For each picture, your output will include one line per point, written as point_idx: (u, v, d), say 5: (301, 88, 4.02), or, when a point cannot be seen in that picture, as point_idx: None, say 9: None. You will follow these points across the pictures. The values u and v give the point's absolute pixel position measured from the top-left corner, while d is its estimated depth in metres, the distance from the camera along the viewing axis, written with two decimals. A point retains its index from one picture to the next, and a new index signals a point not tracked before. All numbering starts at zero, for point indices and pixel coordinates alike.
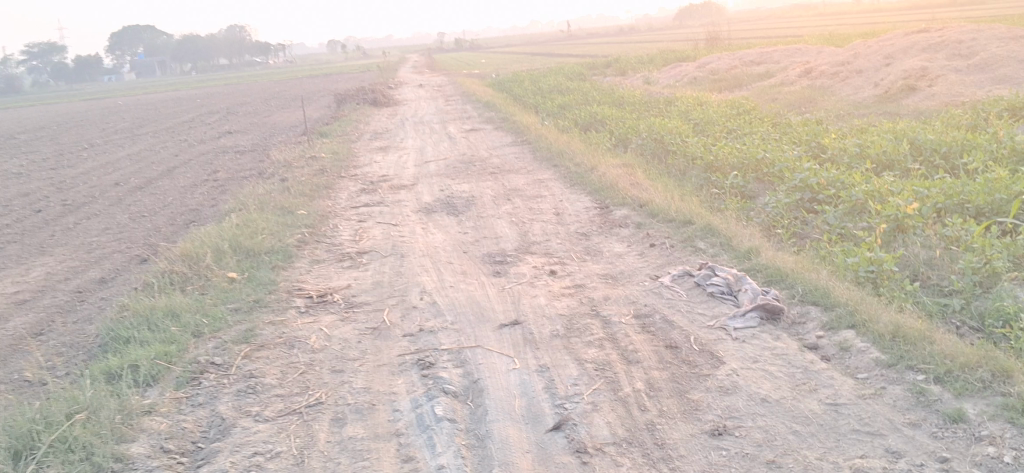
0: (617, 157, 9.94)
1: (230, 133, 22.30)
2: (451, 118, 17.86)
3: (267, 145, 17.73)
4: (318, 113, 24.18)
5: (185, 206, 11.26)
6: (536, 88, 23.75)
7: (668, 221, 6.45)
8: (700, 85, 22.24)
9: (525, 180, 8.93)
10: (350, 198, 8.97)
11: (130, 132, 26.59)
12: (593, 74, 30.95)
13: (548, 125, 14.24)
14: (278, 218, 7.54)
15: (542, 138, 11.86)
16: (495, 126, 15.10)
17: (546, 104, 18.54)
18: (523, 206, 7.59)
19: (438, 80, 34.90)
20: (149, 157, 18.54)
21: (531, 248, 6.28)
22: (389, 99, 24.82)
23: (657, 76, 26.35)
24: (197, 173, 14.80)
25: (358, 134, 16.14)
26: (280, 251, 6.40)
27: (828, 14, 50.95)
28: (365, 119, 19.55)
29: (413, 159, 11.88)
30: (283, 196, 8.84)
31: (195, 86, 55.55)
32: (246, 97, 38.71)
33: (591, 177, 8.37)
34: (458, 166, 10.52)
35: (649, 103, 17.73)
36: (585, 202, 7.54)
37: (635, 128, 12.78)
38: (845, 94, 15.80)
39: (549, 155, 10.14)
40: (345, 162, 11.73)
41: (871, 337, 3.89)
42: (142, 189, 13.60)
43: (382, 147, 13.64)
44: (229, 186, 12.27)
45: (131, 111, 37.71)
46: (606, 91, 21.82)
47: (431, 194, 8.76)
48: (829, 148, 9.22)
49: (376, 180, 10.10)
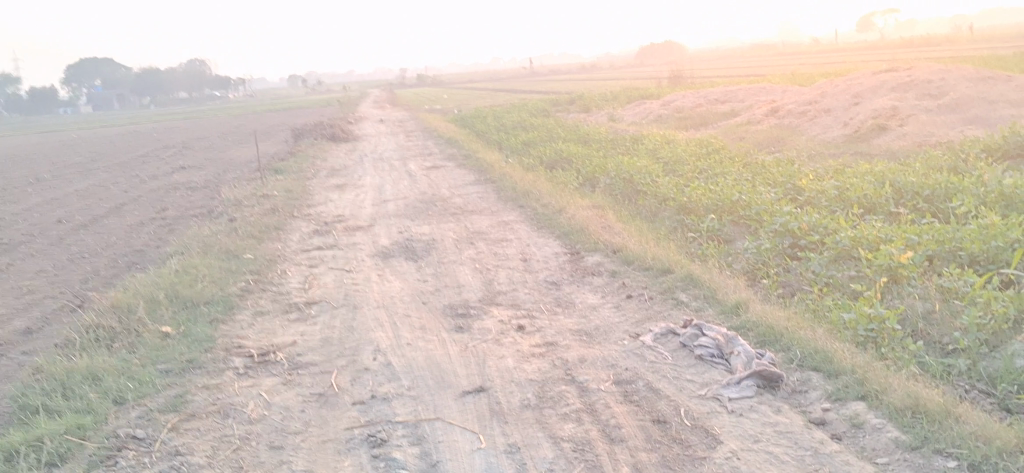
0: (586, 197, 9.49)
1: (184, 169, 21.59)
2: (412, 155, 17.36)
3: (220, 181, 17.09)
4: (275, 148, 23.56)
5: (128, 246, 10.61)
6: (499, 125, 23.35)
7: (645, 270, 5.97)
8: (665, 123, 21.97)
9: (490, 221, 8.44)
10: (303, 241, 8.41)
11: (80, 167, 25.75)
12: (557, 110, 30.66)
13: (512, 162, 13.80)
14: (223, 263, 6.96)
15: (506, 176, 11.40)
16: (458, 163, 14.63)
17: (510, 141, 18.14)
18: (487, 251, 7.09)
19: (399, 115, 34.43)
20: (97, 193, 17.81)
21: (496, 299, 5.76)
22: (349, 134, 24.29)
23: (621, 113, 26.11)
24: (144, 211, 14.13)
25: (316, 170, 15.58)
26: (221, 302, 5.80)
27: (788, 54, 51.40)
28: (323, 155, 18.99)
29: (371, 197, 11.35)
30: (231, 239, 8.26)
31: (152, 119, 54.64)
32: (203, 131, 37.94)
33: (560, 219, 7.89)
34: (419, 206, 10.01)
35: (615, 140, 17.39)
36: (554, 247, 7.05)
37: (603, 166, 12.38)
38: (814, 133, 15.55)
39: (514, 195, 9.67)
40: (299, 201, 11.17)
41: (887, 412, 3.41)
42: (84, 228, 12.91)
43: (339, 185, 13.09)
44: (175, 225, 11.64)
45: (84, 144, 36.81)
46: (570, 128, 21.49)
47: (389, 237, 8.23)
48: (807, 191, 8.83)
49: (331, 221, 9.56)
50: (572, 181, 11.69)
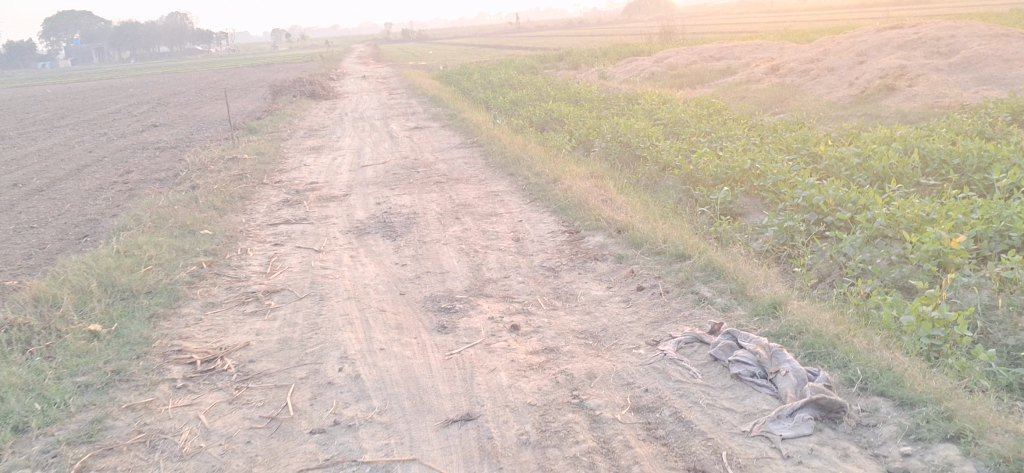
0: (584, 165, 8.69)
1: (156, 127, 20.67)
2: (394, 114, 16.48)
3: (191, 142, 16.21)
4: (252, 105, 22.61)
5: (83, 215, 9.78)
6: (486, 82, 22.42)
7: (656, 254, 5.19)
8: (659, 82, 21.08)
9: (477, 192, 7.63)
10: (270, 213, 7.59)
11: (49, 124, 24.78)
12: (545, 67, 29.66)
13: (500, 124, 12.95)
14: (174, 242, 6.15)
15: (494, 140, 10.57)
16: (443, 125, 13.76)
17: (497, 100, 17.27)
18: (474, 228, 6.28)
19: (383, 72, 33.38)
20: (61, 153, 16.92)
21: (486, 289, 4.97)
22: (330, 92, 23.34)
23: (612, 71, 25.18)
24: (108, 173, 13.27)
25: (292, 131, 14.70)
26: (166, 293, 5.02)
27: (780, 10, 50.23)
28: (301, 114, 18.08)
29: (349, 162, 10.52)
30: (189, 211, 7.44)
31: (128, 74, 53.30)
32: (180, 87, 36.85)
33: (555, 191, 7.10)
34: (399, 173, 9.20)
35: (611, 99, 16.54)
36: (549, 223, 6.26)
37: (599, 128, 11.57)
38: (817, 93, 14.69)
39: (503, 161, 8.84)
40: (270, 166, 10.32)
41: (989, 462, 2.64)
42: (41, 192, 12.05)
43: (315, 147, 12.22)
44: (137, 191, 10.80)
45: (55, 100, 35.68)
46: (560, 85, 20.59)
47: (365, 209, 7.42)
48: (825, 157, 8.02)
49: (302, 189, 8.73)
50: (566, 144, 10.87)
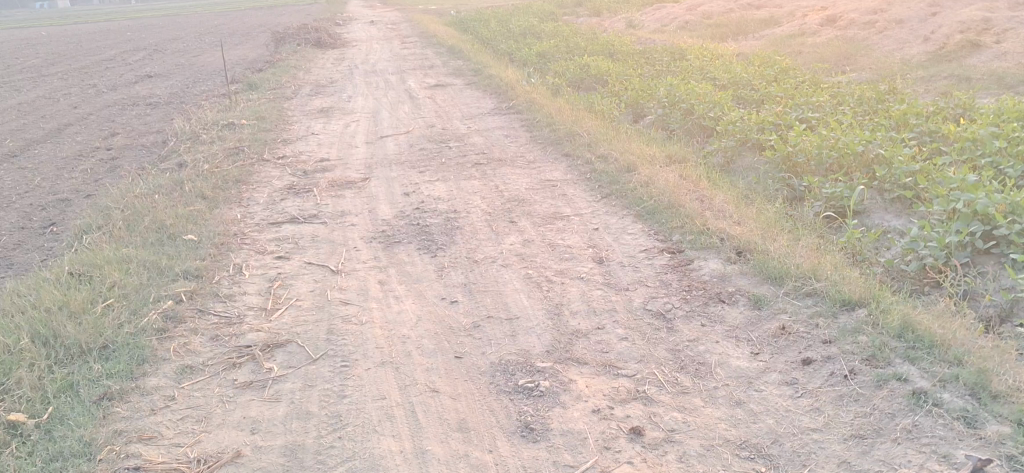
0: (653, 143, 7.27)
1: (150, 78, 19.19)
2: (411, 68, 14.90)
3: (185, 97, 14.71)
4: (254, 54, 21.03)
5: (54, 193, 8.37)
6: (506, 30, 20.74)
7: (808, 298, 3.74)
8: (695, 33, 19.37)
9: (529, 181, 6.17)
10: (272, 205, 6.14)
11: (38, 72, 23.28)
12: (565, 13, 27.87)
13: (534, 83, 11.41)
14: (147, 258, 4.72)
15: (534, 106, 9.06)
16: (468, 82, 12.21)
17: (523, 53, 15.70)
18: (537, 241, 4.83)
19: (391, 17, 31.60)
20: (43, 108, 15.45)
21: (576, 350, 3.53)
22: (338, 40, 21.71)
23: (640, 19, 23.39)
24: (90, 136, 11.82)
25: (297, 87, 13.19)
26: (126, 352, 3.58)
27: None
28: (308, 65, 16.53)
29: (365, 129, 9.03)
30: (172, 205, 5.99)
31: (126, 16, 51.54)
32: (180, 31, 35.16)
33: (631, 183, 5.63)
34: (427, 148, 7.72)
35: (650, 52, 14.96)
36: (636, 235, 4.80)
37: (655, 91, 10.10)
38: (886, 48, 13.06)
39: (554, 137, 7.36)
40: (273, 134, 8.86)
41: None
42: (11, 160, 10.62)
43: (323, 109, 10.72)
44: (120, 164, 9.37)
45: (48, 45, 34.10)
46: (587, 35, 18.94)
47: (392, 203, 5.96)
48: (954, 138, 6.45)
49: (311, 168, 7.28)
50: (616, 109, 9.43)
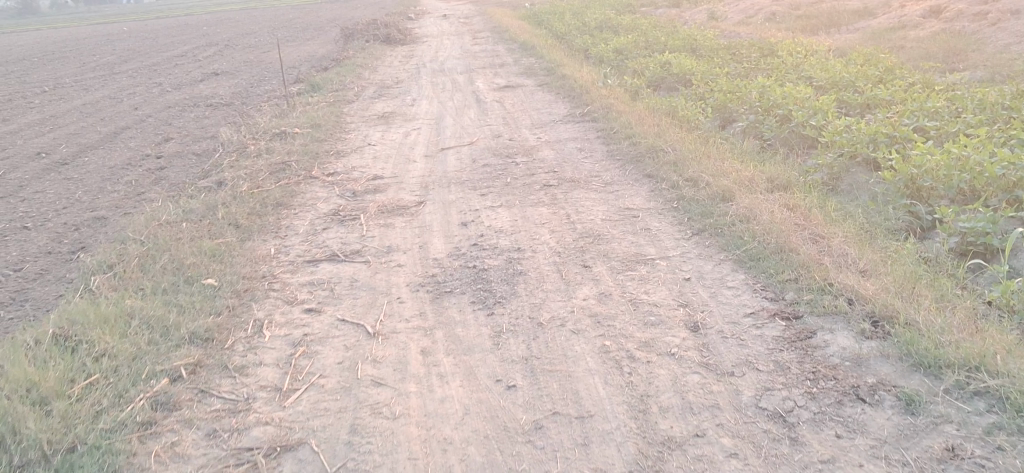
0: (747, 161, 6.35)
1: (217, 76, 18.78)
2: (481, 67, 14.12)
3: (247, 98, 14.14)
4: (322, 51, 20.48)
5: (92, 211, 7.78)
6: (581, 24, 19.82)
7: (979, 400, 2.81)
8: (784, 26, 18.20)
9: (605, 211, 5.30)
10: (312, 237, 5.38)
11: (110, 69, 23.12)
12: (642, 5, 26.86)
13: (611, 84, 10.49)
14: (151, 313, 4.00)
15: (612, 112, 8.17)
16: (540, 84, 11.34)
17: (600, 49, 14.79)
18: (616, 295, 3.96)
19: (465, 10, 30.94)
20: (106, 109, 15.09)
21: (668, 469, 2.68)
22: (408, 35, 21.03)
23: (723, 10, 22.24)
24: (143, 142, 11.29)
25: (360, 88, 12.49)
26: (93, 460, 2.85)
27: None
28: (374, 63, 15.88)
29: (426, 139, 8.25)
30: (198, 238, 5.28)
31: (205, 10, 51.89)
32: (255, 26, 34.99)
33: (728, 217, 4.73)
34: (492, 163, 6.90)
35: (737, 47, 13.92)
36: (739, 290, 3.90)
37: (746, 96, 9.15)
38: (1002, 40, 11.82)
39: (635, 154, 6.47)
40: (326, 145, 8.14)
41: None
42: (59, 169, 10.12)
43: (384, 114, 10.00)
44: (167, 177, 8.76)
45: (125, 40, 34.26)
46: (668, 28, 17.94)
47: (446, 236, 5.15)
48: None
49: (361, 188, 6.51)
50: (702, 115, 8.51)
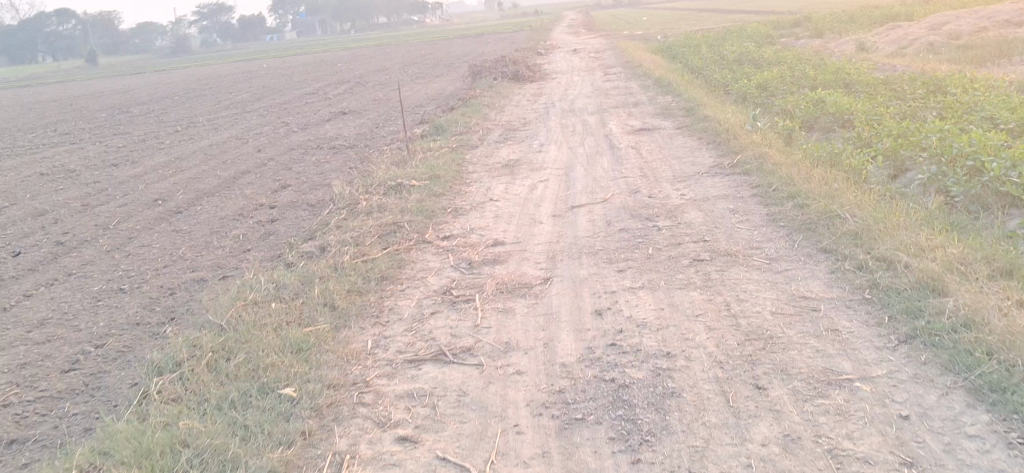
0: (945, 231, 5.18)
1: (344, 115, 18.45)
2: (614, 106, 13.21)
3: (371, 140, 13.59)
4: (449, 89, 19.97)
5: (193, 271, 7.18)
6: (719, 58, 18.68)
7: None
8: (944, 57, 16.64)
9: (775, 299, 4.26)
10: (416, 324, 4.52)
11: (242, 108, 23.22)
12: (782, 37, 25.55)
13: (760, 127, 9.39)
14: (211, 448, 3.20)
15: (767, 163, 7.08)
16: (679, 126, 10.33)
17: (743, 85, 13.70)
18: (809, 440, 2.95)
19: (596, 44, 30.21)
20: (230, 151, 14.80)
21: None
22: (537, 72, 20.34)
23: (873, 41, 20.69)
24: (259, 189, 10.78)
25: (485, 131, 11.74)
26: None
27: None
28: (502, 103, 15.18)
29: (554, 194, 7.35)
30: (286, 325, 4.50)
31: (338, 46, 52.82)
32: (385, 62, 35.08)
33: (945, 318, 3.64)
34: (630, 228, 5.93)
35: (898, 82, 12.56)
36: (985, 443, 2.81)
37: (923, 142, 7.91)
38: None
39: (803, 221, 5.40)
40: (443, 200, 7.35)
41: None
42: (171, 218, 9.67)
43: (509, 161, 9.18)
44: (276, 232, 8.13)
45: (260, 78, 34.81)
46: (816, 61, 16.65)
47: (577, 331, 4.19)
48: None
49: (479, 256, 5.65)
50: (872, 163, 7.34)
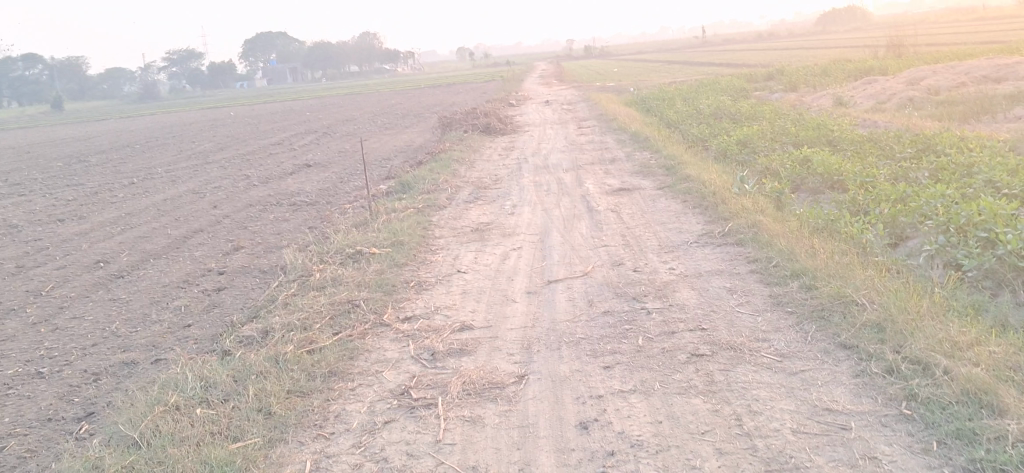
0: (975, 322, 4.50)
1: (309, 167, 17.76)
2: (589, 162, 12.63)
3: (333, 197, 12.90)
4: (418, 141, 19.39)
5: (124, 350, 6.38)
6: (695, 111, 18.26)
7: None
8: (924, 113, 16.25)
9: (795, 412, 3.57)
10: (366, 437, 3.78)
11: (205, 158, 22.48)
12: (756, 90, 25.31)
13: (748, 190, 8.79)
14: None
15: (763, 234, 6.46)
16: (661, 187, 9.73)
17: (724, 141, 13.19)
18: None
19: (570, 95, 29.88)
20: (186, 206, 14.03)
21: None
22: (508, 124, 19.82)
23: (849, 95, 20.33)
24: (210, 251, 10.01)
25: (454, 189, 11.10)
26: None
27: (1011, 24, 43.74)
28: (473, 157, 14.58)
29: (528, 265, 6.67)
30: (211, 440, 3.75)
31: (308, 95, 52.33)
32: (355, 111, 34.52)
33: (1009, 448, 2.97)
34: (614, 310, 5.25)
35: (885, 140, 12.02)
36: None
37: (924, 209, 7.25)
38: None
39: (813, 307, 4.74)
40: (406, 272, 6.64)
41: None
42: (111, 284, 8.86)
43: (479, 224, 8.52)
44: (222, 304, 7.36)
45: (226, 126, 34.10)
46: (794, 116, 16.23)
47: (559, 451, 3.47)
48: None
49: (444, 344, 4.93)
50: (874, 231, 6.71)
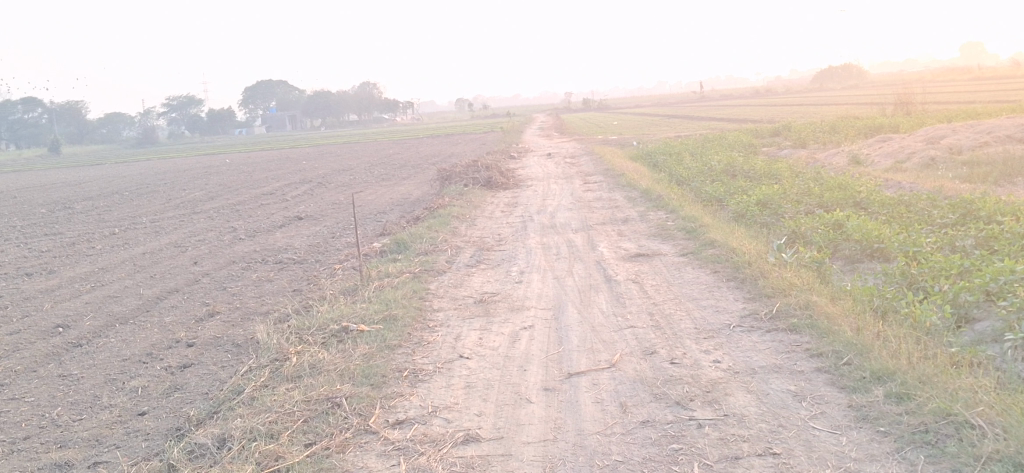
0: None
1: (299, 220, 16.81)
2: (600, 221, 11.70)
3: (323, 255, 11.90)
4: (415, 194, 18.48)
5: (58, 447, 5.32)
6: (706, 167, 17.37)
7: None
8: (950, 174, 15.36)
9: None
10: None
11: (194, 208, 21.55)
12: (764, 147, 24.47)
13: (785, 260, 7.79)
14: None
15: (821, 319, 5.45)
16: (683, 253, 8.75)
17: (742, 201, 12.25)
18: None
19: (572, 148, 29.07)
20: (165, 261, 13.02)
21: None
22: (510, 177, 18.94)
23: (865, 153, 19.47)
24: (182, 317, 8.96)
25: (454, 250, 10.13)
26: None
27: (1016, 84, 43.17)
28: (473, 213, 13.64)
29: (542, 350, 5.66)
30: None
31: (304, 143, 51.60)
32: (351, 161, 33.66)
33: None
34: (655, 420, 4.23)
35: (918, 203, 11.06)
36: None
37: None
38: None
39: (914, 430, 3.72)
40: (397, 357, 5.63)
41: None
42: (64, 355, 7.82)
43: (481, 295, 7.53)
44: (184, 387, 6.32)
45: (219, 174, 33.26)
46: (813, 173, 15.30)
47: None
48: None
49: (442, 463, 3.92)
50: (942, 309, 5.63)
